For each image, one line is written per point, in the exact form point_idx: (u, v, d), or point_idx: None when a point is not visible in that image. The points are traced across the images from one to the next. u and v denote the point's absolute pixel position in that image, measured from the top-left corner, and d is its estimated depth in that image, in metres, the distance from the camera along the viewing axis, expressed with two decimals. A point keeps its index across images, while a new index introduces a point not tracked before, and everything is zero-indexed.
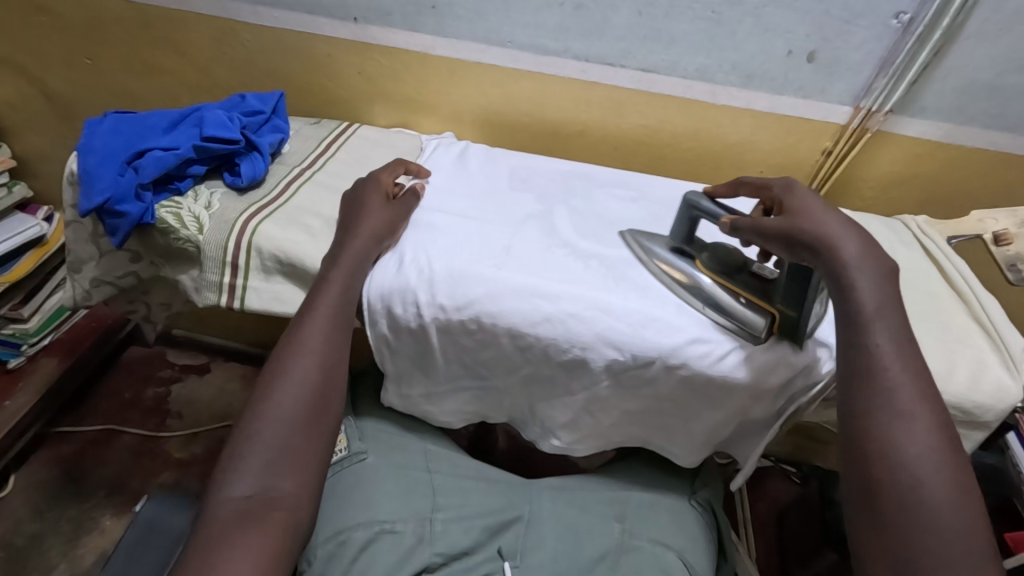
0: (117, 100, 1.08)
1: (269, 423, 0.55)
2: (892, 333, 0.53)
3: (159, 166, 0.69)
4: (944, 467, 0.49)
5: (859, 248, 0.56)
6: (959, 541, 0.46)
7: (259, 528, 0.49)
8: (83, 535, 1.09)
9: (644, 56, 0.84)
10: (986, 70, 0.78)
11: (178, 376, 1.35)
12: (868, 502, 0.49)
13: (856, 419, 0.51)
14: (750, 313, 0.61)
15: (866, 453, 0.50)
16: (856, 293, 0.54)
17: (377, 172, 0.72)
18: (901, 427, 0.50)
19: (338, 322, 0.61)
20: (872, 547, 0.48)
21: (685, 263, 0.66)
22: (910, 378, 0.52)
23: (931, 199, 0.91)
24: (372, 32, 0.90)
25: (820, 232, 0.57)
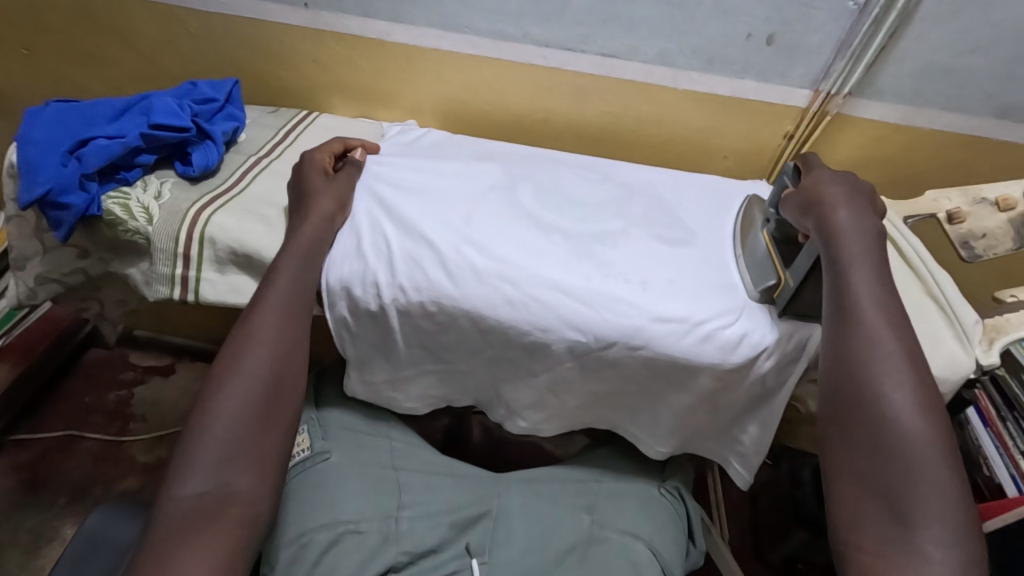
0: (60, 91, 1.03)
1: (220, 418, 0.53)
2: (873, 273, 0.57)
3: (104, 155, 0.67)
4: (912, 389, 0.52)
5: (849, 207, 0.60)
6: (923, 454, 0.50)
7: (213, 528, 0.47)
8: (43, 545, 1.05)
9: (604, 41, 0.84)
10: (940, 52, 0.80)
11: (141, 377, 1.30)
12: (841, 424, 0.54)
13: (832, 350, 0.56)
14: (766, 273, 0.65)
15: (838, 379, 0.55)
16: (839, 242, 0.58)
17: (312, 153, 0.71)
18: (874, 355, 0.54)
19: (289, 309, 0.60)
20: (843, 464, 0.52)
21: (756, 225, 0.70)
22: (886, 311, 0.55)
23: (887, 179, 0.94)
24: (325, 18, 0.87)
25: (819, 196, 0.61)
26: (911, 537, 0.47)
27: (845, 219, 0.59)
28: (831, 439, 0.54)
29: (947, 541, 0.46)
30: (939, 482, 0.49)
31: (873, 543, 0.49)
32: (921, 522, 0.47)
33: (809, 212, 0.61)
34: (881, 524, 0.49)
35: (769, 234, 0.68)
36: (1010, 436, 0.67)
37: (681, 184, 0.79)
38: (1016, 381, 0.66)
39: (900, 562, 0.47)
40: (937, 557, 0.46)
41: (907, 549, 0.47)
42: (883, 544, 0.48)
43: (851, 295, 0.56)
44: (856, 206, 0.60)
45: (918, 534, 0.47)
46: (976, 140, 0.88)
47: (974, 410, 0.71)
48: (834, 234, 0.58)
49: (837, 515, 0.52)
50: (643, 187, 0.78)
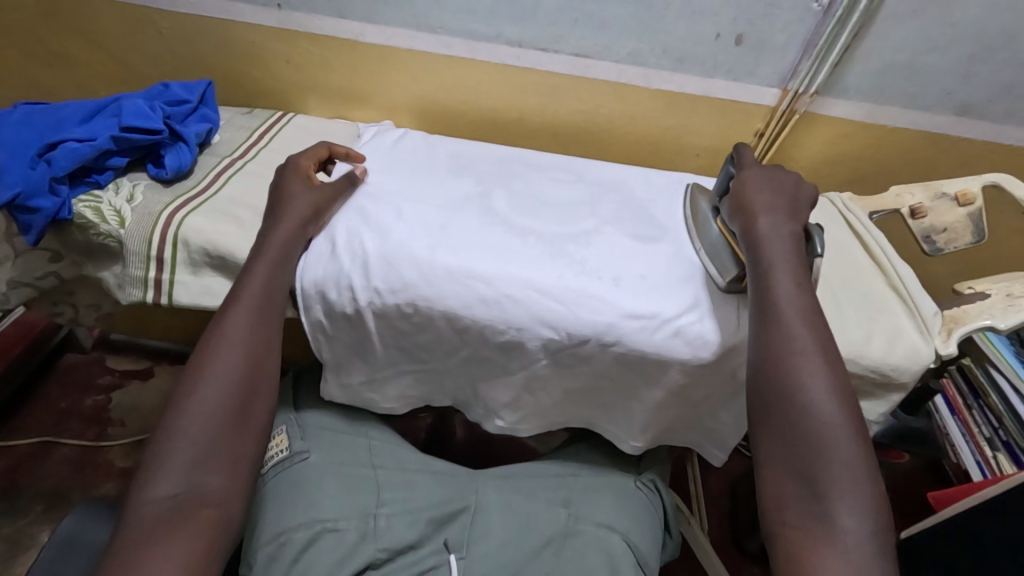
0: (27, 92, 1.01)
1: (191, 419, 0.53)
2: (791, 268, 0.59)
3: (74, 157, 0.66)
4: (828, 375, 0.54)
5: (772, 208, 0.63)
6: (840, 436, 0.51)
7: (185, 529, 0.48)
8: (19, 552, 1.04)
9: (577, 40, 0.85)
10: (900, 52, 0.82)
11: (119, 382, 1.29)
12: (766, 414, 0.54)
13: (757, 346, 0.57)
14: (729, 262, 0.66)
15: (763, 373, 0.55)
16: (760, 242, 0.60)
17: (297, 157, 0.72)
18: (792, 349, 0.55)
19: (262, 311, 0.60)
20: (772, 456, 0.53)
21: (708, 216, 0.72)
22: (804, 304, 0.57)
23: (856, 177, 0.96)
24: (297, 18, 0.87)
25: (745, 198, 0.64)
26: (834, 519, 0.48)
27: (767, 222, 0.61)
28: (757, 430, 0.55)
29: (862, 520, 0.48)
30: (855, 465, 0.50)
31: (797, 526, 0.49)
32: (841, 504, 0.48)
33: (736, 217, 0.65)
34: (804, 508, 0.50)
35: (723, 222, 0.69)
36: (976, 424, 0.74)
37: (653, 184, 0.81)
38: (981, 372, 0.74)
39: (820, 542, 0.48)
40: (854, 536, 0.47)
41: (827, 532, 0.48)
42: (803, 523, 0.49)
43: (771, 292, 0.57)
44: (778, 205, 0.63)
45: (836, 516, 0.48)
46: (938, 137, 0.90)
47: (942, 398, 0.79)
48: (757, 237, 0.61)
49: (766, 502, 0.52)
50: (618, 186, 0.80)
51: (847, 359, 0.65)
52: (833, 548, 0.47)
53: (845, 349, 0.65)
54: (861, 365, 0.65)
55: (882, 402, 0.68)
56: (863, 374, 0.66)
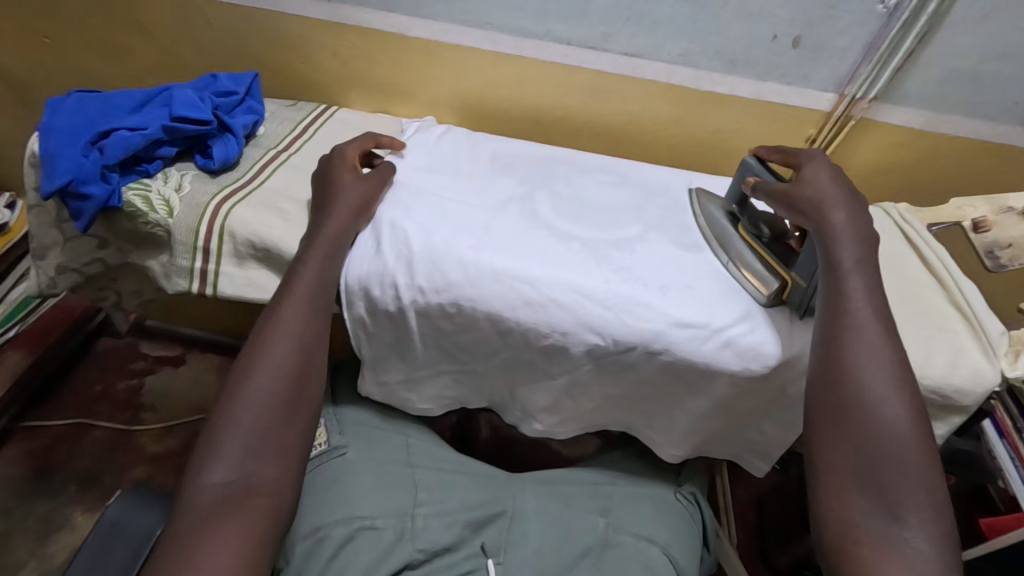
0: (80, 82, 1.04)
1: (247, 407, 0.53)
2: (865, 278, 0.57)
3: (125, 146, 0.67)
4: (898, 389, 0.53)
5: (849, 213, 0.60)
6: (907, 446, 0.50)
7: (240, 516, 0.47)
8: (53, 532, 1.06)
9: (626, 39, 0.83)
10: (967, 58, 0.78)
11: (152, 367, 1.31)
12: (835, 418, 0.52)
13: (826, 350, 0.55)
14: (767, 275, 0.64)
15: (832, 377, 0.54)
16: (837, 245, 0.58)
17: (343, 146, 0.71)
18: (865, 358, 0.53)
19: (316, 300, 0.60)
20: (838, 459, 0.51)
21: (727, 224, 0.70)
22: (877, 312, 0.56)
23: (910, 187, 0.92)
24: (346, 12, 0.87)
25: (816, 195, 0.61)
26: (902, 528, 0.47)
27: (847, 226, 0.59)
28: (821, 432, 0.53)
29: (928, 533, 0.47)
30: (922, 479, 0.49)
31: (865, 533, 0.48)
32: (908, 516, 0.48)
33: (803, 216, 0.62)
34: (873, 515, 0.48)
35: (747, 232, 0.68)
36: None
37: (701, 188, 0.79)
38: None
39: (884, 555, 0.47)
40: (917, 521, 0.47)
41: (897, 536, 0.47)
42: (877, 531, 0.48)
43: (844, 297, 0.56)
44: (853, 209, 0.61)
45: (909, 523, 0.48)
46: (1002, 148, 0.86)
47: (990, 422, 0.72)
48: (833, 235, 0.59)
49: (826, 509, 0.51)
50: (662, 190, 0.78)
51: None
52: (901, 558, 0.46)
53: None
54: (919, 385, 0.63)
55: (942, 424, 0.66)
56: (920, 395, 0.63)
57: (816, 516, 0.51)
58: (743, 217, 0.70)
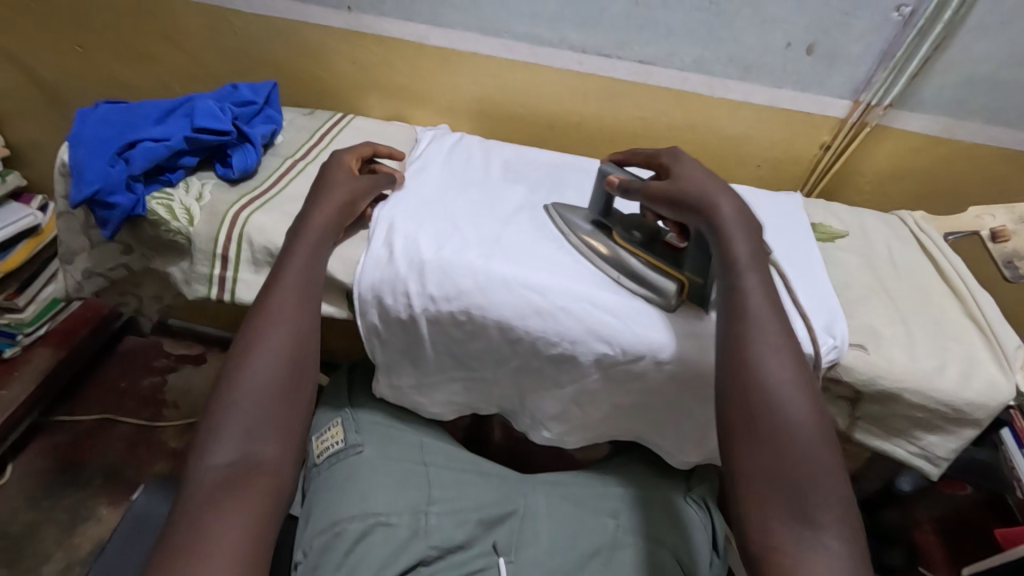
0: (109, 88, 1.07)
1: (247, 392, 0.54)
2: (760, 275, 0.58)
3: (150, 157, 0.69)
4: (801, 387, 0.53)
5: (735, 209, 0.62)
6: (814, 445, 0.51)
7: (245, 493, 0.49)
8: (79, 523, 1.09)
9: (641, 47, 0.83)
10: (985, 64, 0.77)
11: (174, 366, 1.34)
12: (746, 422, 0.52)
13: (730, 351, 0.55)
14: (661, 279, 0.64)
15: (740, 380, 0.54)
16: (731, 243, 0.59)
17: (342, 154, 0.72)
18: (767, 358, 0.54)
19: (307, 290, 0.61)
20: (753, 467, 0.51)
21: (600, 233, 0.69)
22: (774, 309, 0.57)
23: (928, 196, 0.91)
24: (365, 21, 0.89)
25: (698, 192, 0.63)
26: (817, 531, 0.48)
27: (736, 222, 0.61)
28: (734, 438, 0.53)
29: (842, 536, 0.48)
30: (830, 478, 0.50)
31: (784, 543, 0.48)
32: (824, 521, 0.48)
33: (689, 215, 0.63)
34: (789, 520, 0.49)
35: (625, 239, 0.67)
36: None
37: None
38: None
39: (804, 563, 0.47)
40: (833, 524, 0.48)
41: (812, 541, 0.47)
42: (795, 538, 0.48)
43: (743, 298, 0.57)
44: (738, 205, 0.62)
45: (824, 525, 0.48)
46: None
47: (1008, 432, 0.69)
48: (724, 230, 0.60)
49: (748, 519, 0.50)
50: None
51: (916, 390, 0.62)
52: (819, 566, 0.46)
53: (912, 379, 0.62)
54: (930, 398, 0.62)
55: (954, 438, 0.64)
56: (931, 408, 0.63)
57: (740, 528, 0.51)
58: (615, 224, 0.69)
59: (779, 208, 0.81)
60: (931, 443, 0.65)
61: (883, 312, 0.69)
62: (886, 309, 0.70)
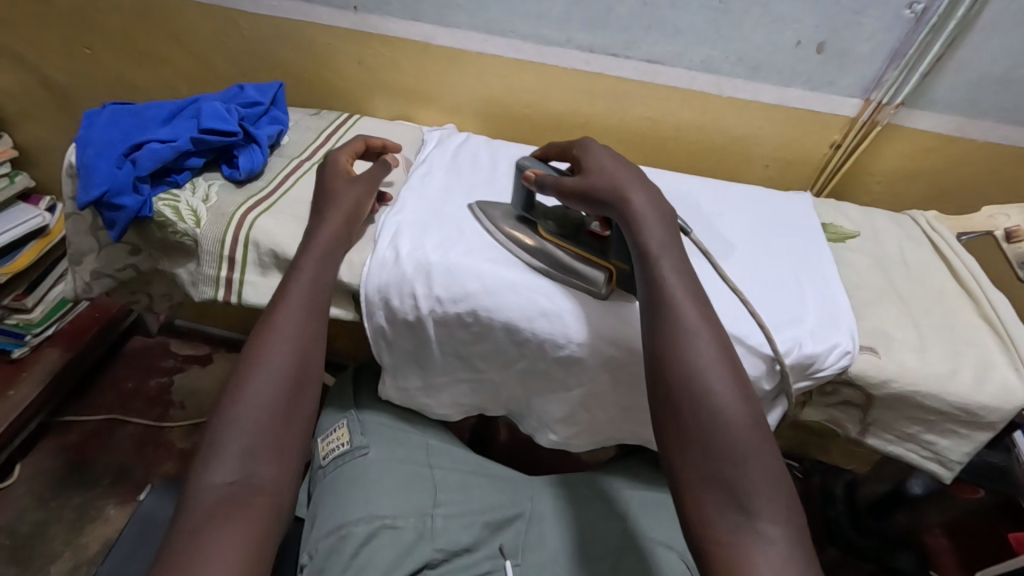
0: (117, 89, 1.07)
1: (247, 411, 0.54)
2: (674, 259, 0.58)
3: (157, 158, 0.69)
4: (728, 371, 0.52)
5: (646, 196, 0.61)
6: (745, 430, 0.50)
7: (241, 517, 0.48)
8: (87, 523, 1.10)
9: (649, 46, 0.82)
10: (999, 63, 0.76)
11: (180, 366, 1.35)
12: (675, 414, 0.51)
13: (653, 343, 0.55)
14: (589, 269, 0.64)
15: (665, 371, 0.53)
16: (642, 230, 0.59)
17: (335, 153, 0.73)
18: (689, 345, 0.53)
19: (311, 308, 0.61)
20: (687, 458, 0.50)
21: (526, 230, 0.68)
22: (692, 293, 0.56)
23: (939, 195, 0.90)
24: (371, 21, 0.88)
25: (612, 184, 0.62)
26: (752, 518, 0.47)
27: (648, 210, 0.61)
28: (666, 432, 0.52)
29: (783, 523, 0.47)
30: (762, 462, 0.49)
31: (726, 536, 0.46)
32: (763, 508, 0.47)
33: (608, 206, 0.62)
34: (725, 510, 0.48)
35: (549, 232, 0.67)
36: None
37: (719, 198, 0.80)
38: None
39: (750, 556, 0.45)
40: (768, 509, 0.47)
41: (750, 529, 0.46)
42: (734, 529, 0.47)
43: (662, 287, 0.56)
44: (650, 192, 0.62)
45: (759, 511, 0.47)
46: None
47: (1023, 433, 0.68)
48: (636, 217, 0.60)
49: (688, 513, 0.49)
50: (683, 199, 0.79)
51: (928, 393, 0.61)
52: (762, 555, 0.45)
53: (924, 382, 0.61)
54: (943, 401, 0.61)
55: (967, 441, 0.63)
56: (944, 411, 0.62)
57: (683, 523, 0.50)
58: (539, 219, 0.69)
59: (789, 209, 0.80)
60: (943, 447, 0.64)
61: (894, 313, 0.68)
62: (897, 311, 0.69)
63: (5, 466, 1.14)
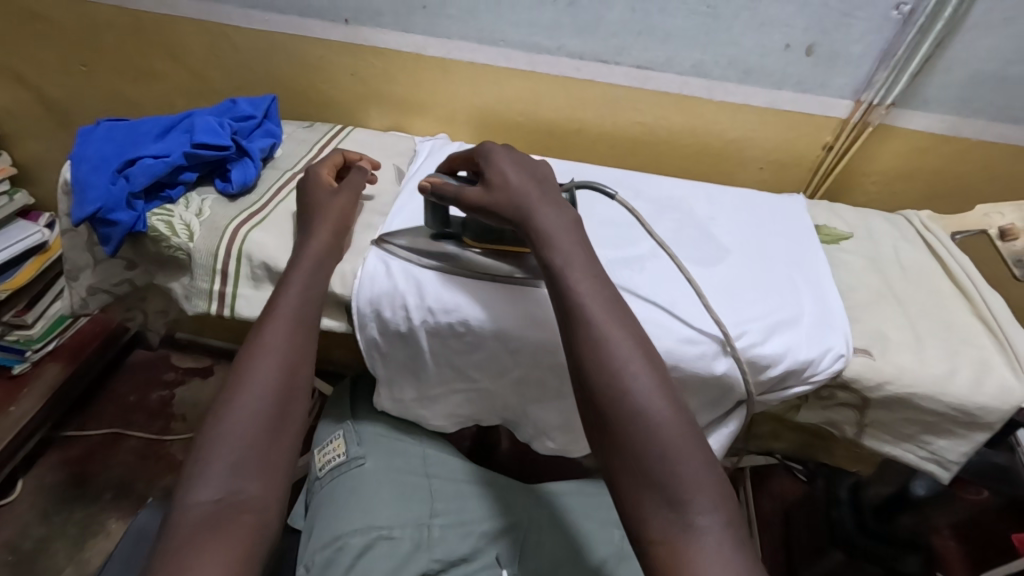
0: (113, 106, 1.08)
1: (233, 425, 0.54)
2: (586, 263, 0.56)
3: (150, 173, 0.70)
4: (649, 374, 0.51)
5: (552, 209, 0.59)
6: (672, 435, 0.48)
7: (224, 533, 0.48)
8: (89, 538, 1.09)
9: (639, 52, 0.83)
10: (990, 61, 0.76)
11: (182, 379, 1.35)
12: (602, 422, 0.50)
13: (571, 353, 0.53)
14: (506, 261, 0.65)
15: (588, 380, 0.51)
16: (548, 240, 0.57)
17: (315, 166, 0.74)
18: (605, 353, 0.51)
19: (298, 324, 0.61)
20: (618, 466, 0.48)
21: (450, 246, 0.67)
22: (604, 296, 0.54)
23: (934, 193, 0.90)
24: (363, 33, 0.89)
25: (514, 199, 0.60)
26: (687, 518, 0.45)
27: (550, 218, 0.59)
28: (597, 440, 0.51)
29: (714, 511, 0.46)
30: (693, 462, 0.47)
31: (658, 536, 0.46)
32: (693, 500, 0.46)
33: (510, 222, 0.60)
34: (660, 513, 0.46)
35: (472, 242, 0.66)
36: None
37: (713, 201, 0.80)
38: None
39: (682, 551, 0.45)
40: (703, 509, 0.46)
41: (688, 530, 0.45)
42: (668, 533, 0.45)
43: (571, 293, 0.54)
44: (554, 201, 0.60)
45: (695, 513, 0.46)
46: None
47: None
48: (541, 230, 0.58)
49: (627, 519, 0.48)
50: (676, 203, 0.79)
51: (925, 396, 0.61)
52: (695, 547, 0.44)
53: (920, 383, 0.61)
54: (941, 403, 0.61)
55: (964, 442, 0.63)
56: (942, 412, 0.61)
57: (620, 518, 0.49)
58: (460, 231, 0.68)
59: (782, 211, 0.80)
60: (941, 448, 0.64)
61: (888, 313, 0.68)
62: (891, 311, 0.69)
63: (7, 482, 1.14)
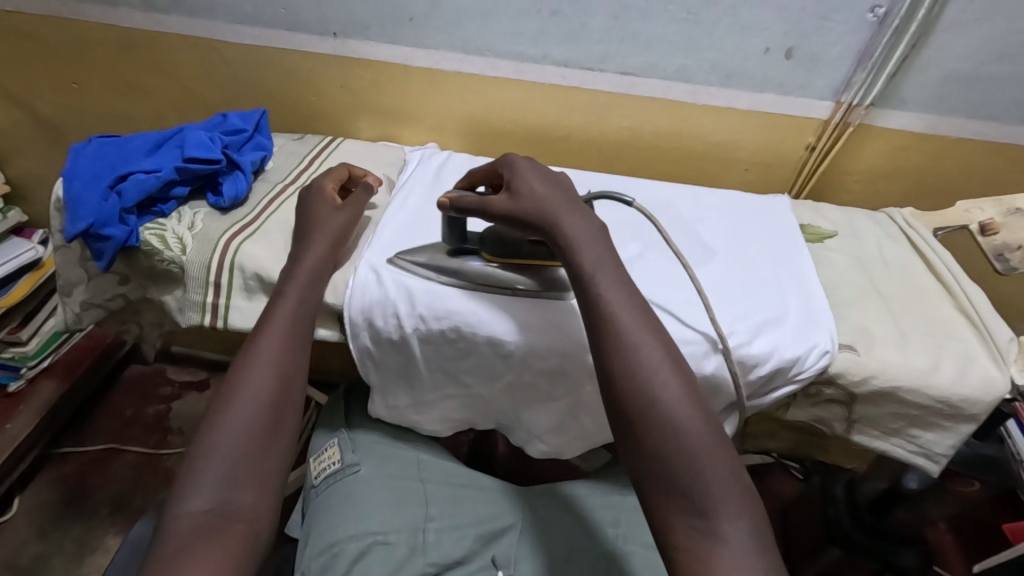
0: (104, 122, 1.09)
1: (226, 436, 0.54)
2: (614, 273, 0.57)
3: (142, 188, 0.70)
4: (678, 381, 0.52)
5: (580, 216, 0.61)
6: (700, 441, 0.49)
7: (217, 542, 0.49)
8: (87, 554, 1.09)
9: (623, 59, 0.84)
10: (965, 61, 0.78)
11: (178, 393, 1.36)
12: (631, 429, 0.51)
13: (601, 360, 0.54)
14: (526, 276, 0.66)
15: (617, 388, 0.52)
16: (575, 251, 0.58)
17: (320, 179, 0.75)
18: (637, 360, 0.52)
19: (291, 334, 0.61)
20: (648, 472, 0.49)
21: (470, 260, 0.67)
22: (632, 305, 0.55)
23: (917, 191, 0.91)
24: (351, 46, 0.90)
25: (542, 207, 0.61)
26: (713, 524, 0.46)
27: (578, 226, 0.60)
28: (626, 446, 0.51)
29: (739, 518, 0.46)
30: (719, 470, 0.48)
31: (686, 542, 0.46)
32: (719, 507, 0.47)
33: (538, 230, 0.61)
34: (686, 519, 0.47)
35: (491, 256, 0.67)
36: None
37: (700, 203, 0.82)
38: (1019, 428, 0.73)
39: (705, 554, 0.45)
40: (730, 515, 0.46)
41: (715, 536, 0.46)
42: (695, 538, 0.46)
43: (601, 302, 0.55)
44: (580, 209, 0.62)
45: (723, 519, 0.46)
46: (1007, 149, 0.85)
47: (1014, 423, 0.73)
48: (568, 238, 0.59)
49: (655, 525, 0.49)
50: (663, 206, 0.80)
51: (910, 389, 0.62)
52: (719, 553, 0.45)
53: (905, 377, 0.62)
54: (926, 396, 0.62)
55: (951, 434, 0.64)
56: (928, 405, 0.62)
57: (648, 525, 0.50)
58: (478, 246, 0.68)
59: (767, 211, 0.81)
60: (928, 441, 0.65)
61: (872, 309, 0.70)
62: (875, 307, 0.70)
63: (4, 500, 1.14)
